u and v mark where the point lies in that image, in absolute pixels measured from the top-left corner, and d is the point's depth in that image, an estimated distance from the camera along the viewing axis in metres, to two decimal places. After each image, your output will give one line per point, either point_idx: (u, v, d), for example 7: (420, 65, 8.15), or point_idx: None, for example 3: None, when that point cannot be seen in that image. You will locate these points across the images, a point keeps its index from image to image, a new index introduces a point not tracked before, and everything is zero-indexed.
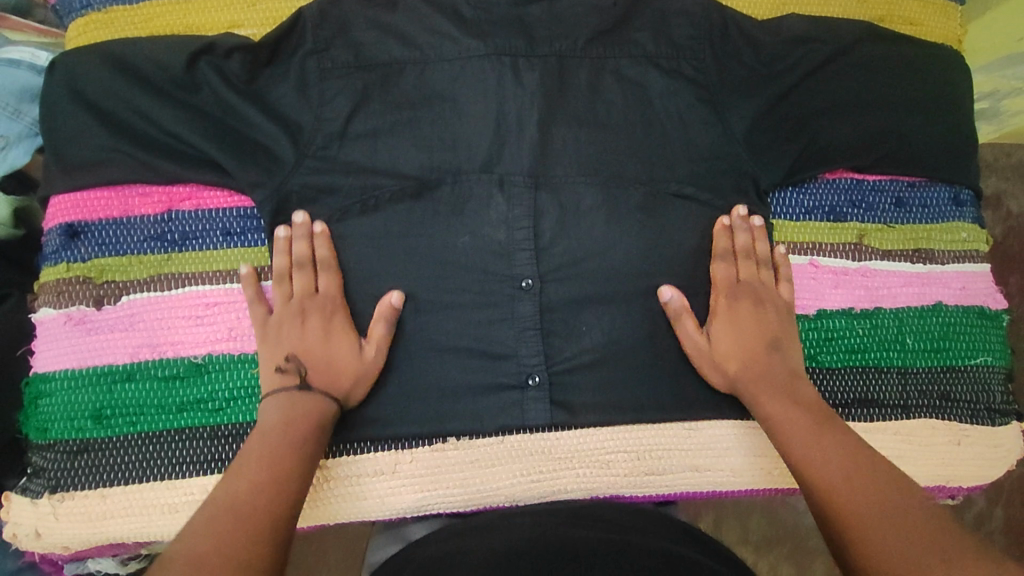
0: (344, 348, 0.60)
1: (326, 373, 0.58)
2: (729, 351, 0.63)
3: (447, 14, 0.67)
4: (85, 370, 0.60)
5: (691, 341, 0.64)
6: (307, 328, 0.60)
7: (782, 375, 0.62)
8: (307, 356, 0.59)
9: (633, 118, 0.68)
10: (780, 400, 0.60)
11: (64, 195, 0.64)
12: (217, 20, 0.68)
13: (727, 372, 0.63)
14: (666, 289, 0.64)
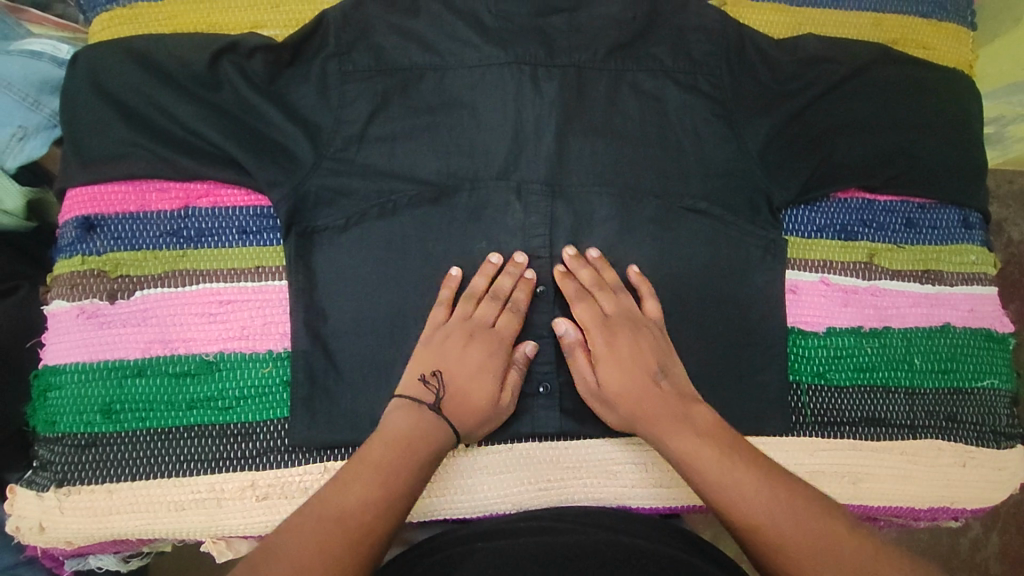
0: (483, 390, 0.59)
1: (458, 407, 0.58)
2: (629, 396, 0.60)
3: (468, 22, 0.68)
4: (97, 364, 0.60)
5: (586, 380, 0.62)
6: (465, 356, 0.59)
7: (675, 410, 0.59)
8: (451, 376, 0.58)
9: (648, 132, 0.69)
10: (685, 435, 0.57)
11: (82, 188, 0.64)
12: (241, 20, 0.68)
13: (625, 414, 0.60)
14: (561, 322, 0.62)
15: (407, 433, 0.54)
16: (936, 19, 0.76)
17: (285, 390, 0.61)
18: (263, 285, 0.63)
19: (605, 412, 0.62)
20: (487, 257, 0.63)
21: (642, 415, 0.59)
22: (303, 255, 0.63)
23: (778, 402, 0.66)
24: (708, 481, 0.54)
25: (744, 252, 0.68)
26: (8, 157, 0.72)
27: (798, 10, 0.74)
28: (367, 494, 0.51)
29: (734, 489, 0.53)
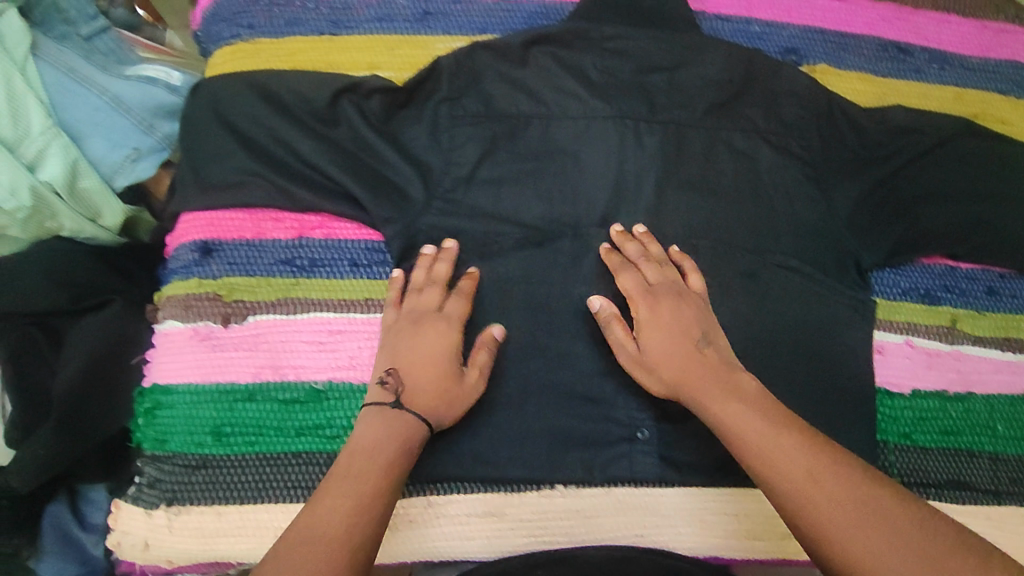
0: (441, 375, 0.59)
1: (422, 396, 0.58)
2: (675, 363, 0.60)
3: (574, 75, 0.70)
4: (209, 386, 0.62)
5: (624, 345, 0.62)
6: (416, 343, 0.60)
7: (725, 379, 0.59)
8: (408, 368, 0.59)
9: (742, 188, 0.71)
10: (726, 398, 0.57)
11: (199, 211, 0.66)
12: (356, 61, 0.70)
13: (670, 381, 0.60)
14: (593, 299, 0.64)
15: (375, 437, 0.55)
16: (1013, 97, 0.79)
17: None
18: (372, 317, 0.65)
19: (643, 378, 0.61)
20: (421, 249, 0.64)
21: (688, 381, 0.59)
22: (413, 290, 0.65)
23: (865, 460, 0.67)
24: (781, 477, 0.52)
25: (833, 311, 0.69)
26: (119, 177, 0.74)
27: (884, 81, 0.76)
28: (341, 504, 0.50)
29: (812, 489, 0.51)
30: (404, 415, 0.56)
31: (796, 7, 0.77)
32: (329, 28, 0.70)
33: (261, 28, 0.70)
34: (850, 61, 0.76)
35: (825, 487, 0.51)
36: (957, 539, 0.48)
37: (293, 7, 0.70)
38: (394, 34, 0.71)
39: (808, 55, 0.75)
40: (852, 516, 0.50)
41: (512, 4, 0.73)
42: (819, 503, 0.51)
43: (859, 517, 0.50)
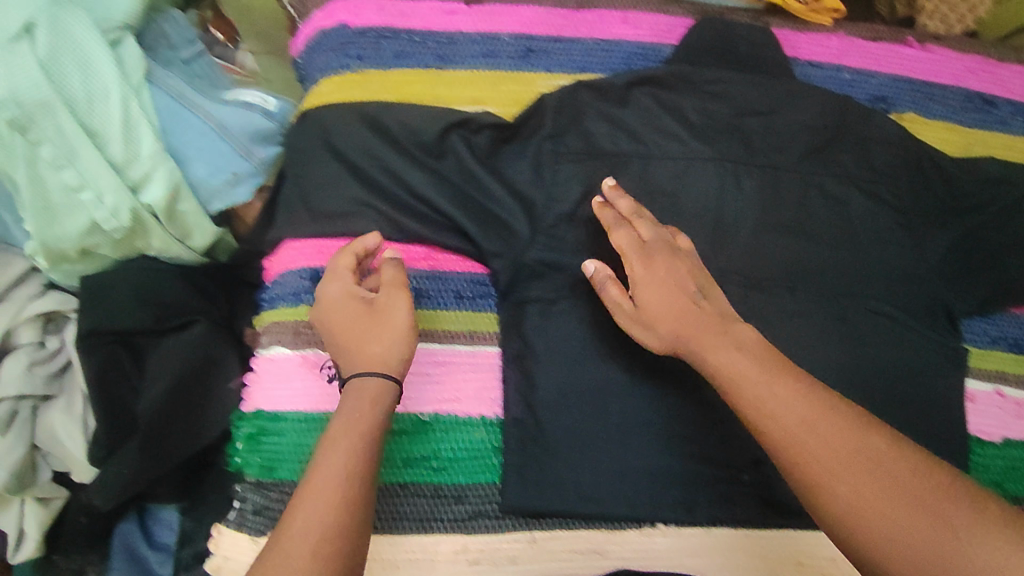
0: (373, 325, 0.56)
1: (369, 355, 0.55)
2: (659, 316, 0.57)
3: (675, 117, 0.71)
4: (318, 414, 0.63)
5: (620, 302, 0.61)
6: (338, 319, 0.57)
7: (722, 332, 0.56)
8: (349, 342, 0.56)
9: (834, 232, 0.72)
10: (726, 349, 0.55)
11: (305, 238, 0.67)
12: (461, 95, 0.70)
13: (664, 336, 0.57)
14: (586, 265, 0.64)
15: (355, 406, 0.53)
16: None
17: (495, 456, 0.65)
18: (476, 350, 0.67)
19: (642, 337, 0.59)
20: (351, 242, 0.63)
21: (688, 339, 0.56)
22: (518, 324, 0.66)
23: None
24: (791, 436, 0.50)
25: (924, 357, 0.70)
26: (216, 201, 0.73)
27: (969, 132, 0.78)
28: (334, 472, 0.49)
29: (824, 454, 0.49)
30: (363, 380, 0.54)
31: (884, 57, 0.78)
32: (436, 62, 0.71)
33: (369, 59, 0.70)
34: (938, 110, 0.77)
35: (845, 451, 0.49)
36: (978, 507, 0.47)
37: (401, 40, 0.71)
38: (499, 70, 0.72)
39: (897, 103, 0.77)
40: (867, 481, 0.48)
41: (611, 43, 0.74)
42: (827, 470, 0.49)
43: (873, 483, 0.48)
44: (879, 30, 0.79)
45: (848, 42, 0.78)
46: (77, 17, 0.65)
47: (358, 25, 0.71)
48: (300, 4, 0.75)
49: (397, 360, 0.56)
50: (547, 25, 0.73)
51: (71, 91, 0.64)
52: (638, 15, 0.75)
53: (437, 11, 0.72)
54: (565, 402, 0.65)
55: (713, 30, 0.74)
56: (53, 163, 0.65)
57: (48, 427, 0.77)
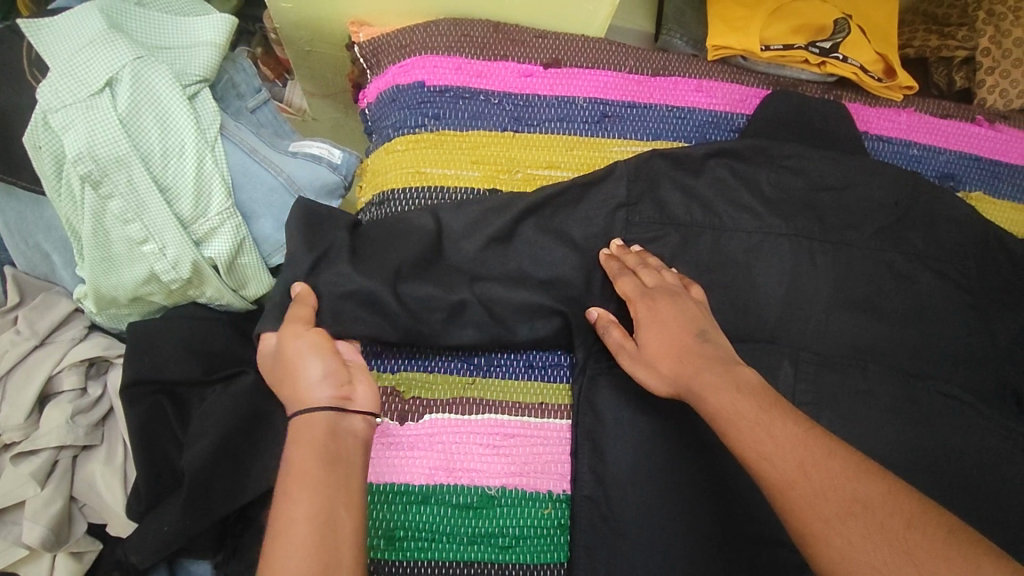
0: (287, 372, 0.56)
1: (290, 394, 0.55)
2: (660, 359, 0.58)
3: (750, 190, 0.71)
4: (384, 486, 0.61)
5: (624, 346, 0.60)
6: (270, 374, 0.58)
7: (714, 368, 0.55)
8: (278, 387, 0.57)
9: (906, 312, 0.71)
10: (723, 388, 0.53)
11: None
12: (536, 158, 0.72)
13: (665, 379, 0.57)
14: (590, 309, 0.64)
15: (309, 451, 0.51)
16: None
17: (563, 534, 0.63)
18: (545, 422, 0.66)
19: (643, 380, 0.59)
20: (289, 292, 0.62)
21: (683, 382, 0.56)
22: (588, 398, 0.65)
23: None
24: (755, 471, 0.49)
25: (1002, 444, 0.67)
26: (277, 255, 0.73)
27: None
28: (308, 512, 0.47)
29: (818, 499, 0.46)
30: (298, 421, 0.53)
31: (952, 134, 0.80)
32: (512, 125, 0.72)
33: (446, 119, 0.71)
34: (1004, 189, 0.78)
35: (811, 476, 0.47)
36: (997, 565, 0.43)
37: (478, 101, 0.72)
38: (574, 135, 0.73)
39: (965, 181, 0.78)
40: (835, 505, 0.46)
41: (685, 110, 0.75)
42: (825, 517, 0.46)
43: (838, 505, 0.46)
44: (948, 107, 0.81)
45: (917, 118, 0.80)
46: (159, 72, 0.66)
47: (437, 84, 0.72)
48: (372, 56, 0.75)
49: (314, 385, 0.54)
50: (623, 90, 0.75)
51: (149, 146, 0.65)
52: (714, 84, 0.77)
53: (514, 71, 0.74)
54: (637, 482, 0.62)
55: (787, 105, 0.75)
56: (121, 217, 0.66)
57: (89, 478, 0.75)
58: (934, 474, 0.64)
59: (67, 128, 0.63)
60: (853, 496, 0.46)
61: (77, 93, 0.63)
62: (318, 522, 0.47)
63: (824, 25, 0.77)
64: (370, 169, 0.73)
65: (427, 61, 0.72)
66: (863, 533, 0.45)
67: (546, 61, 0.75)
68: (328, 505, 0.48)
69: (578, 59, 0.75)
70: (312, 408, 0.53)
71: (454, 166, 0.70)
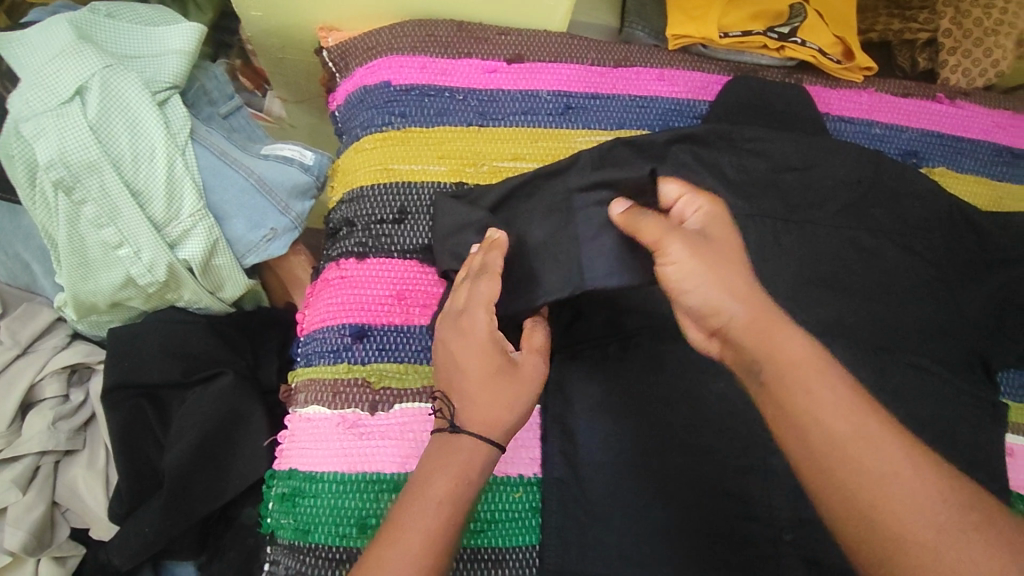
0: (508, 389, 0.53)
1: (492, 414, 0.52)
2: (721, 257, 0.48)
3: (713, 173, 0.72)
4: (355, 475, 0.61)
5: (670, 228, 0.49)
6: (480, 363, 0.54)
7: (779, 312, 0.46)
8: (480, 388, 0.53)
9: (876, 285, 0.72)
10: (791, 340, 0.44)
11: (339, 293, 0.67)
12: (501, 151, 0.73)
13: (729, 290, 0.46)
14: (623, 203, 0.55)
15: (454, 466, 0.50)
16: None
17: (535, 516, 0.65)
18: None
19: (698, 296, 0.47)
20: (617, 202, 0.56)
21: (750, 308, 0.45)
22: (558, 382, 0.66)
23: None
24: (817, 429, 0.41)
25: (970, 412, 0.69)
26: (251, 255, 0.74)
27: (999, 184, 0.79)
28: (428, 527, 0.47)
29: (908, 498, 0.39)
30: (461, 437, 0.52)
31: (916, 113, 0.80)
32: (478, 120, 0.73)
33: (412, 117, 0.72)
34: (968, 164, 0.79)
35: (870, 446, 0.40)
36: None
37: (443, 98, 0.73)
38: (538, 127, 0.74)
39: (928, 157, 0.78)
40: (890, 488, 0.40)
41: (647, 99, 0.76)
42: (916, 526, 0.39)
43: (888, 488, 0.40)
44: (909, 85, 0.81)
45: (878, 98, 0.80)
46: (128, 80, 0.67)
47: (402, 83, 0.73)
48: (341, 60, 0.77)
49: (510, 430, 0.53)
50: (586, 82, 0.76)
51: (119, 151, 0.66)
52: (675, 72, 0.78)
53: (477, 68, 0.75)
54: (604, 461, 0.64)
55: (747, 90, 0.76)
56: (95, 222, 0.67)
57: (71, 482, 0.75)
58: None
59: (40, 135, 0.64)
60: (939, 491, 0.40)
61: (47, 102, 0.65)
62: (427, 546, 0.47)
63: (781, 10, 0.76)
64: (340, 169, 0.75)
65: (393, 61, 0.74)
66: (928, 523, 0.39)
67: (508, 56, 0.76)
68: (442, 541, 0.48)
69: (540, 54, 0.76)
70: (492, 445, 0.52)
71: (421, 161, 0.71)
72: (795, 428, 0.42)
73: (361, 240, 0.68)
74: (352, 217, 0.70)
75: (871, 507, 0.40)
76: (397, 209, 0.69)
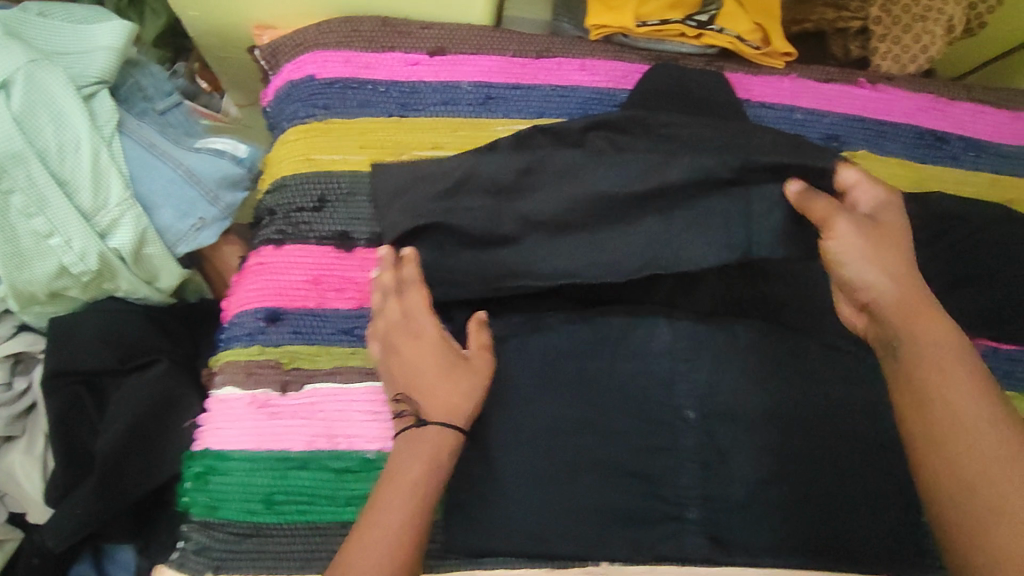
0: (457, 381, 0.59)
1: (448, 404, 0.58)
2: (890, 237, 0.55)
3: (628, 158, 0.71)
4: (264, 453, 0.62)
5: (836, 206, 0.56)
6: (431, 359, 0.60)
7: (932, 302, 0.53)
8: (432, 383, 0.59)
9: (797, 263, 0.70)
10: (938, 331, 0.51)
11: (257, 279, 0.68)
12: (422, 140, 0.74)
13: (893, 274, 0.53)
14: (849, 169, 0.59)
15: (419, 456, 0.55)
16: None
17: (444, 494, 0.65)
18: None
19: (854, 270, 0.54)
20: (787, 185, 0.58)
21: (906, 300, 0.52)
22: None
23: (912, 542, 0.68)
24: (944, 403, 0.48)
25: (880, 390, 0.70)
26: (182, 244, 0.76)
27: (922, 166, 0.79)
28: (401, 511, 0.52)
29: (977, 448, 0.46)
30: (427, 428, 0.57)
31: (839, 98, 0.81)
32: (398, 111, 0.74)
33: (334, 109, 0.74)
34: (890, 147, 0.79)
35: (976, 416, 0.47)
36: None
37: (365, 91, 0.75)
38: (459, 116, 0.75)
39: (849, 141, 0.79)
40: (1009, 477, 0.44)
41: (568, 89, 0.77)
42: None
43: (1022, 484, 0.44)
44: (832, 72, 0.82)
45: (800, 84, 0.81)
46: (53, 75, 0.70)
47: (326, 77, 0.75)
48: (272, 57, 0.79)
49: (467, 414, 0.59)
50: (507, 73, 0.77)
51: (44, 143, 0.69)
52: (596, 62, 0.79)
53: (401, 61, 0.76)
54: (510, 441, 0.65)
55: (667, 77, 0.76)
56: (25, 211, 0.70)
57: (9, 467, 0.77)
58: (793, 416, 0.67)
59: None
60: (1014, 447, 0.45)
61: None
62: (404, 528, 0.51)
63: None
64: (268, 162, 0.76)
65: (318, 56, 0.76)
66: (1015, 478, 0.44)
67: (431, 49, 0.77)
68: (414, 524, 0.52)
69: (462, 47, 0.78)
70: (454, 430, 0.57)
71: (342, 151, 0.72)
72: (931, 402, 0.48)
73: (279, 228, 0.69)
74: (274, 206, 0.71)
75: (943, 456, 0.46)
76: (316, 197, 0.70)
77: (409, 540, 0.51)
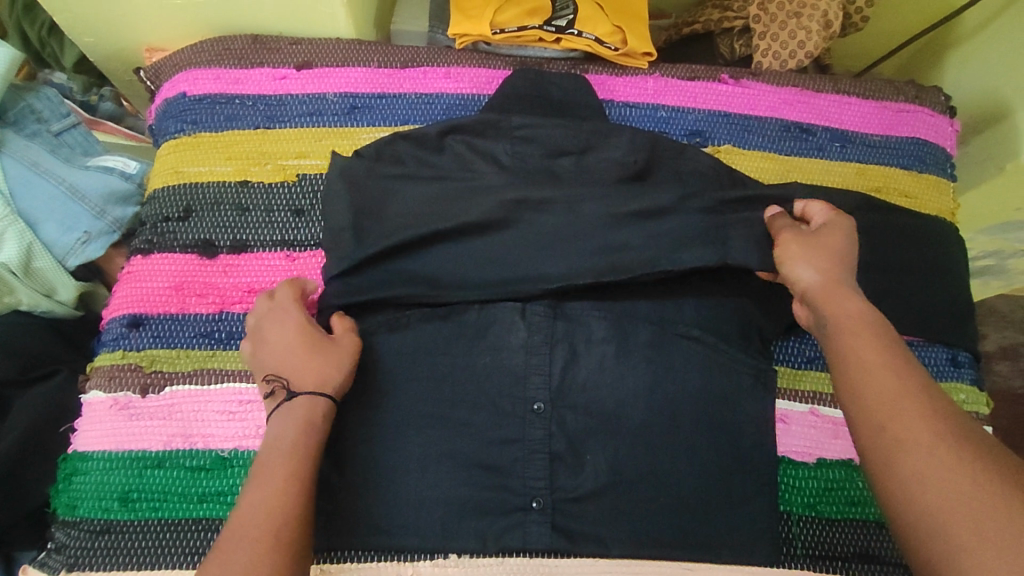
0: (321, 354, 0.61)
1: (314, 374, 0.60)
2: (823, 244, 0.62)
3: (485, 161, 0.74)
4: (122, 453, 0.65)
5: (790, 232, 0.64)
6: (296, 338, 0.62)
7: (847, 284, 0.58)
8: (297, 358, 0.61)
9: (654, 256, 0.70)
10: (874, 347, 0.52)
11: (124, 288, 0.72)
12: (287, 149, 0.78)
13: (832, 282, 0.58)
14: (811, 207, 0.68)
15: (292, 429, 0.56)
16: (917, 170, 0.83)
17: None
18: None
19: (791, 269, 0.61)
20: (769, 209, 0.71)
21: (865, 312, 0.55)
22: None
23: (766, 529, 0.68)
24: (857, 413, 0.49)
25: (739, 381, 0.70)
26: (71, 257, 0.80)
27: (787, 159, 0.81)
28: (268, 492, 0.52)
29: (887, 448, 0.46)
30: (298, 399, 0.59)
31: (701, 95, 0.83)
32: (264, 122, 0.78)
33: (203, 123, 0.78)
34: (753, 140, 0.81)
35: (894, 412, 0.47)
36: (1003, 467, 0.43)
37: (233, 105, 0.79)
38: (323, 126, 0.79)
39: (713, 136, 0.81)
40: (907, 428, 0.46)
41: (432, 96, 0.81)
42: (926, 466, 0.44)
43: (920, 433, 0.46)
44: (697, 69, 0.84)
45: (664, 82, 0.83)
46: None
47: (196, 93, 0.79)
48: (156, 77, 0.83)
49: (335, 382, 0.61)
50: (373, 83, 0.81)
51: None
52: (461, 69, 0.82)
53: (269, 76, 0.80)
54: (360, 437, 0.67)
55: (526, 81, 0.78)
56: None
57: None
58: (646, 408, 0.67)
59: None
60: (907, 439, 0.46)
61: None
62: (270, 502, 0.52)
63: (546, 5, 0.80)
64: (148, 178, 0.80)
65: (190, 74, 0.80)
66: (920, 469, 0.44)
67: (297, 63, 0.81)
68: (284, 499, 0.52)
69: (328, 60, 0.81)
70: (325, 397, 0.59)
71: (208, 163, 0.76)
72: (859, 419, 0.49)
73: (146, 239, 0.73)
74: (145, 218, 0.75)
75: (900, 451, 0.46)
76: (181, 208, 0.74)
77: (281, 510, 0.51)
